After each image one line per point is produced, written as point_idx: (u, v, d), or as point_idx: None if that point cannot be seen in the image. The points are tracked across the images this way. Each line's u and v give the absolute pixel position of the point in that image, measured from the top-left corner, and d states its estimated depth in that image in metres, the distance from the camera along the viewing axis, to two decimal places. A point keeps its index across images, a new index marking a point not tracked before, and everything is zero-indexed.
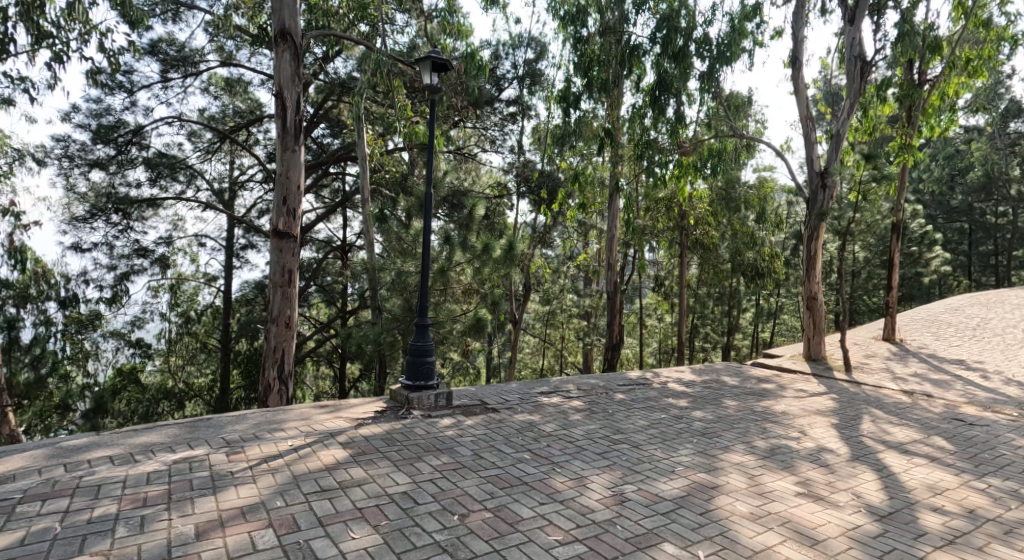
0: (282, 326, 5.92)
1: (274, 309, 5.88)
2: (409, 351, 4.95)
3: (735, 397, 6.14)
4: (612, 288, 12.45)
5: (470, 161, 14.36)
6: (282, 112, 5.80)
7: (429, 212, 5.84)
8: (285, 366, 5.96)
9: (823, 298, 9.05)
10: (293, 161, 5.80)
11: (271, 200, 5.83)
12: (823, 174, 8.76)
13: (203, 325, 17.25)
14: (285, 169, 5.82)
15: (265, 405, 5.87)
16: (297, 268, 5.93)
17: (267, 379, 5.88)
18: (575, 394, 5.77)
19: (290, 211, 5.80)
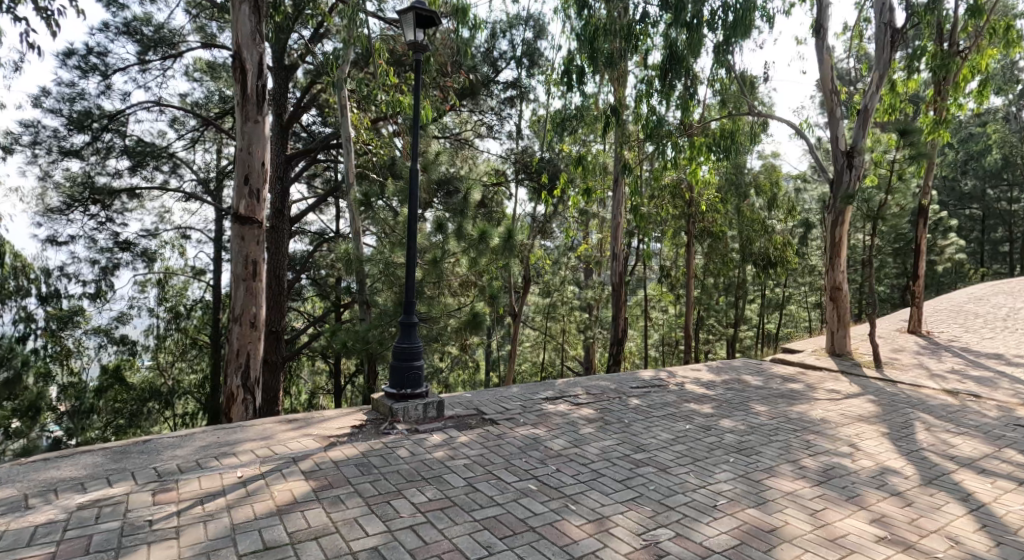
0: (247, 326, 5.25)
1: (236, 307, 5.22)
2: (393, 355, 4.26)
3: (763, 400, 5.48)
4: (617, 279, 11.72)
5: (466, 147, 13.63)
6: (241, 77, 5.11)
7: (415, 192, 5.15)
8: (251, 372, 5.29)
9: (847, 289, 8.38)
10: (256, 134, 5.13)
11: (232, 180, 5.16)
12: (849, 154, 8.10)
13: (194, 321, 16.56)
14: (247, 143, 5.15)
15: (227, 416, 5.21)
16: (262, 258, 5.28)
17: (230, 387, 5.21)
18: (584, 399, 5.10)
19: (253, 192, 5.14)
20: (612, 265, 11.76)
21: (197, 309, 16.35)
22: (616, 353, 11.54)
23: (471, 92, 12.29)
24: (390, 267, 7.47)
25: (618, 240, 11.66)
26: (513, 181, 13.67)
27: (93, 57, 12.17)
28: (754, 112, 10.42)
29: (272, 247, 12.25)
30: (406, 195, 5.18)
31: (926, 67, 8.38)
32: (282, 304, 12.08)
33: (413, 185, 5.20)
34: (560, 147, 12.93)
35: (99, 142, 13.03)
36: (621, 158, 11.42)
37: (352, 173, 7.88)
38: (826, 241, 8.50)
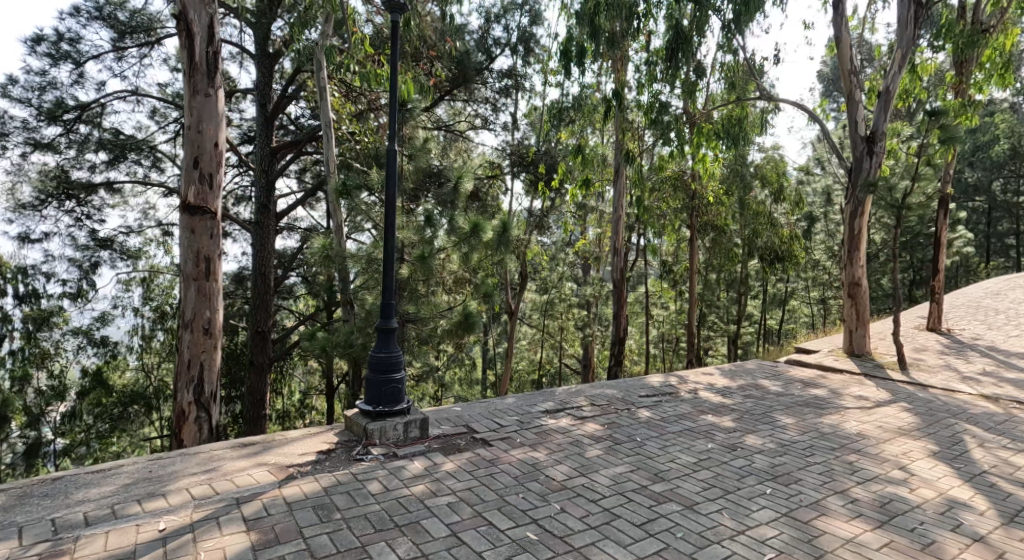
0: (200, 332, 4.74)
1: (187, 311, 4.70)
2: (369, 365, 3.66)
3: (788, 410, 4.93)
4: (619, 276, 11.15)
5: (460, 139, 13.04)
6: (187, 42, 4.59)
7: (394, 179, 4.57)
8: (206, 386, 4.78)
9: (866, 285, 7.85)
10: (205, 109, 4.63)
11: (180, 164, 4.66)
12: (870, 139, 7.53)
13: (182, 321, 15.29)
14: (197, 120, 4.65)
15: (177, 437, 4.70)
16: (216, 254, 4.78)
17: (181, 403, 4.72)
18: (589, 412, 4.53)
19: (204, 177, 4.65)
20: (613, 260, 11.17)
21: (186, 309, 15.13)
22: (618, 355, 10.96)
23: (465, 81, 11.64)
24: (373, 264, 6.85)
25: (620, 234, 11.08)
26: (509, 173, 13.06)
27: (64, 43, 11.49)
28: (763, 96, 9.81)
29: (258, 243, 11.62)
30: (384, 181, 4.58)
31: (954, 44, 7.79)
32: (269, 304, 11.47)
33: (392, 173, 4.61)
34: (559, 136, 12.30)
35: (73, 134, 12.37)
36: (622, 147, 10.86)
37: (332, 162, 7.26)
38: (844, 233, 7.95)
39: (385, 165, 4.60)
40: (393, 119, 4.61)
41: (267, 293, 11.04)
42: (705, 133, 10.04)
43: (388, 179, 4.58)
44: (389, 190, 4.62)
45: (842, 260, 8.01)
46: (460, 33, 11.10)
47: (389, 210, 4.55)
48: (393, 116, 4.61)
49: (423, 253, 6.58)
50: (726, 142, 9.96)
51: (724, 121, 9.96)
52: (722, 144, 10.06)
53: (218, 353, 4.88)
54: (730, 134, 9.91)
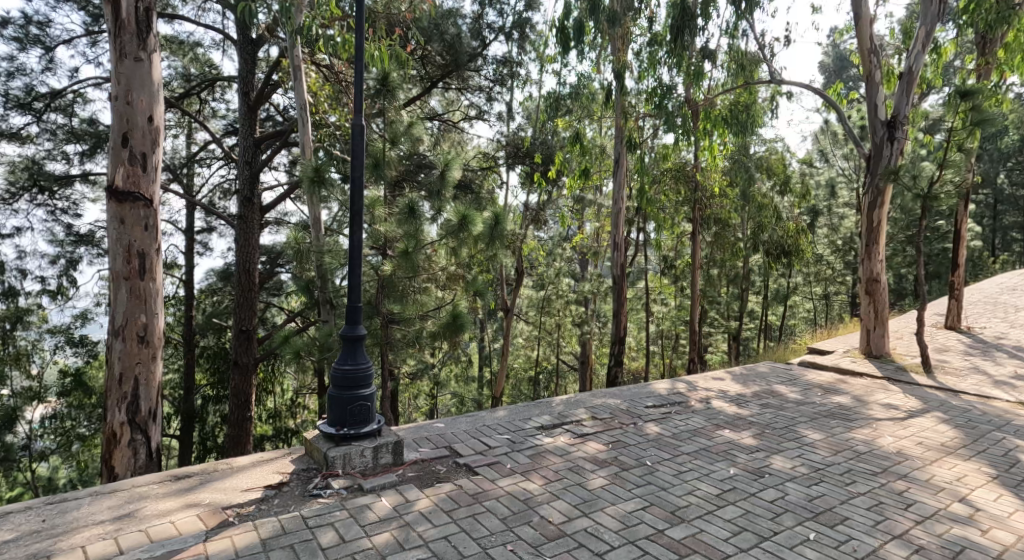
0: (134, 340, 4.24)
1: (118, 317, 4.21)
2: (333, 381, 3.10)
3: (813, 422, 4.42)
4: (619, 272, 10.57)
5: (454, 130, 12.44)
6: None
7: (361, 163, 4.01)
8: (143, 404, 4.29)
9: (885, 281, 7.34)
10: (135, 74, 4.15)
11: (107, 144, 4.21)
12: (890, 124, 6.99)
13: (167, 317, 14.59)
14: (126, 86, 4.17)
15: (107, 464, 4.21)
16: (150, 249, 4.28)
17: (112, 424, 4.24)
18: (590, 427, 3.99)
19: (133, 154, 4.18)
20: (612, 255, 10.58)
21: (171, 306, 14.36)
22: (618, 355, 10.40)
23: (458, 69, 11.02)
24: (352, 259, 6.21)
25: (620, 226, 10.48)
26: (505, 165, 12.40)
27: (31, 27, 10.82)
28: (772, 79, 9.21)
29: (241, 239, 10.89)
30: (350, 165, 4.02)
31: (983, 19, 7.21)
32: (253, 302, 10.83)
33: (358, 157, 4.04)
34: (555, 124, 11.69)
35: (45, 124, 11.73)
36: (623, 134, 10.27)
37: (309, 148, 6.64)
38: (862, 225, 7.43)
39: (351, 147, 4.02)
40: (358, 92, 4.00)
41: (250, 291, 10.34)
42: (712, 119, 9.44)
43: (355, 163, 4.03)
44: (357, 175, 4.07)
45: (859, 254, 7.50)
46: (452, 15, 10.44)
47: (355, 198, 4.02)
48: (359, 89, 4.01)
49: (406, 248, 6.03)
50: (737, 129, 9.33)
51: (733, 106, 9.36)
52: (730, 132, 9.46)
53: (157, 365, 4.38)
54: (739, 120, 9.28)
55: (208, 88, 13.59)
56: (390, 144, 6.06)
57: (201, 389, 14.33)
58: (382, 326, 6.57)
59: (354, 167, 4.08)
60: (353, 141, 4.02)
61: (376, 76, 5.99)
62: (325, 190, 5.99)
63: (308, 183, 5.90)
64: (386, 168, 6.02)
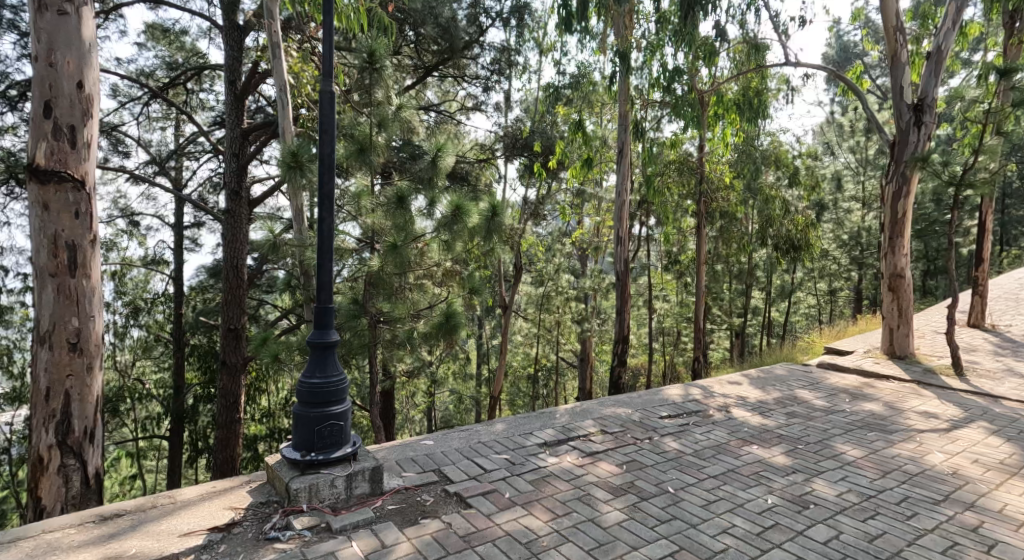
0: (66, 350, 3.84)
1: (45, 321, 3.80)
2: (301, 391, 2.64)
3: (848, 435, 3.96)
4: (622, 267, 10.09)
5: (451, 121, 11.93)
6: None
7: (333, 137, 3.42)
8: (78, 425, 3.88)
9: (910, 277, 6.89)
10: (60, 30, 3.72)
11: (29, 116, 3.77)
12: (917, 107, 6.53)
13: (159, 315, 14.05)
14: (50, 46, 3.73)
15: (34, 495, 3.80)
16: (82, 240, 3.87)
17: (39, 449, 3.82)
18: (599, 443, 3.52)
19: (57, 126, 3.75)
20: (616, 250, 10.12)
21: (163, 302, 13.83)
22: (621, 354, 9.93)
23: (454, 56, 10.47)
24: (336, 254, 5.68)
25: (623, 218, 9.98)
26: (503, 157, 11.86)
27: (6, 10, 10.26)
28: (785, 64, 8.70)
29: (228, 234, 10.10)
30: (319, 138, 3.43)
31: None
32: (242, 299, 10.19)
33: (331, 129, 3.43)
34: (556, 111, 11.14)
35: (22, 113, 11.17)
36: (626, 122, 9.78)
37: (290, 132, 6.10)
38: (884, 217, 6.98)
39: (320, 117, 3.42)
40: (327, 54, 3.40)
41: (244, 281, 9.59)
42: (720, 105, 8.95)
43: (325, 136, 3.43)
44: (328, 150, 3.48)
45: (881, 249, 7.06)
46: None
47: (326, 177, 3.43)
48: (328, 50, 3.41)
49: (395, 241, 5.54)
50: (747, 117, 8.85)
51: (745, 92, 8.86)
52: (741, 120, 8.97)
53: (95, 379, 3.98)
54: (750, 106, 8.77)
55: (195, 76, 13.03)
56: (377, 128, 5.54)
57: (191, 390, 13.84)
58: (369, 327, 6.01)
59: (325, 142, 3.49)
60: (323, 110, 3.42)
61: (362, 53, 5.50)
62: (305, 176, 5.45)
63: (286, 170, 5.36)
64: (373, 154, 5.52)
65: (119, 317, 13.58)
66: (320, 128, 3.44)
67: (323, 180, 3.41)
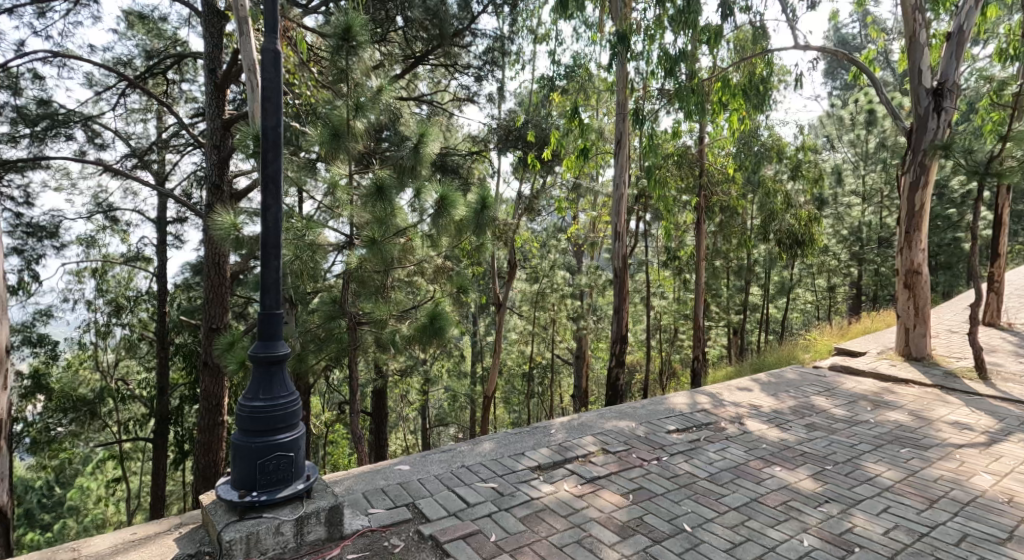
0: None
1: None
2: (243, 428, 2.50)
3: (879, 452, 3.52)
4: (621, 263, 9.63)
5: (442, 114, 11.43)
6: None
7: (278, 105, 2.87)
8: None
9: (926, 274, 6.50)
10: None
11: None
12: (937, 92, 6.10)
13: (144, 314, 13.31)
14: None
15: None
16: None
17: None
18: (601, 465, 3.11)
19: None
20: (614, 245, 9.68)
21: (147, 300, 13.16)
22: (620, 354, 9.47)
23: (444, 44, 9.96)
24: (317, 248, 5.19)
25: (622, 211, 9.51)
26: (496, 150, 11.36)
27: None
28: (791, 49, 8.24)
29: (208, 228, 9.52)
30: (261, 107, 2.88)
31: None
32: (225, 298, 9.43)
33: (274, 95, 2.89)
34: (551, 100, 10.63)
35: None
36: (625, 110, 9.41)
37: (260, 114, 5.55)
38: (900, 210, 6.56)
39: (262, 80, 2.86)
40: (270, 4, 2.84)
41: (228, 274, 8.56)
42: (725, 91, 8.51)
43: (268, 104, 2.89)
44: (273, 120, 2.94)
45: (895, 244, 6.66)
46: None
47: (271, 156, 2.91)
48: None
49: (374, 235, 5.09)
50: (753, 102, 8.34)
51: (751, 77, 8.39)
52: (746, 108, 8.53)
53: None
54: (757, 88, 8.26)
55: (173, 65, 12.42)
56: (355, 113, 5.07)
57: (174, 391, 13.32)
58: (348, 329, 5.57)
59: (269, 110, 2.94)
60: (267, 72, 2.87)
61: (337, 29, 5.02)
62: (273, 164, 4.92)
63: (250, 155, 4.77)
64: (350, 141, 5.05)
65: (102, 315, 12.89)
66: (261, 94, 2.90)
67: (267, 157, 2.87)
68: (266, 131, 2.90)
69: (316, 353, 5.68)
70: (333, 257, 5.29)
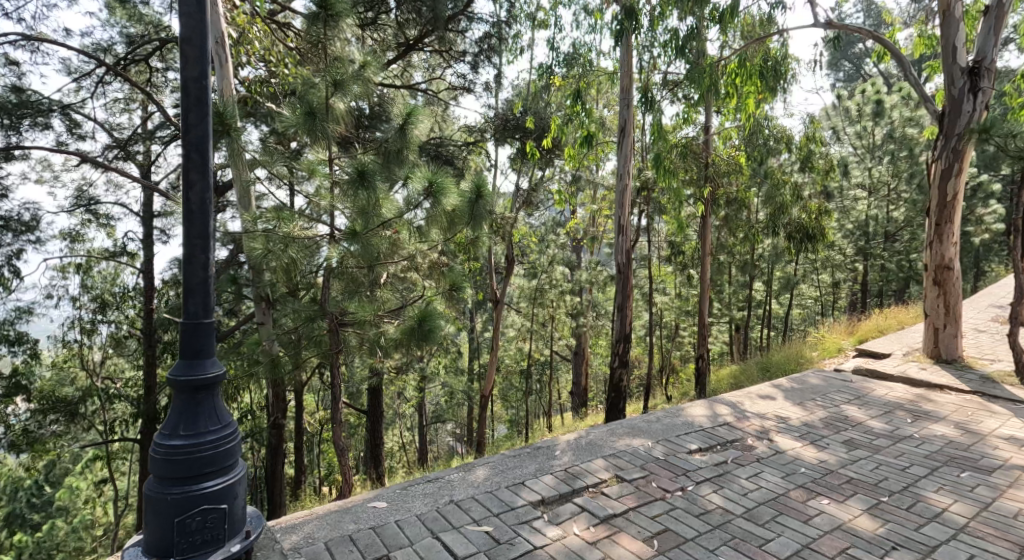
0: None
1: None
2: (166, 493, 2.59)
3: (938, 475, 3.09)
4: (624, 260, 9.10)
5: (436, 103, 10.84)
6: None
7: (202, 52, 2.72)
8: None
9: (958, 270, 6.02)
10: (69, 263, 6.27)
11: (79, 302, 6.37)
12: (972, 72, 5.62)
13: (131, 311, 12.46)
14: None
15: None
16: None
17: None
18: (617, 500, 2.80)
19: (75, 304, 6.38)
20: (618, 241, 9.16)
21: (134, 297, 12.29)
22: (624, 354, 8.94)
23: (437, 27, 9.35)
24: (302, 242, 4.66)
25: (627, 203, 8.95)
26: (494, 141, 10.81)
27: None
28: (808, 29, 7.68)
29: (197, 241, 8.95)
30: (183, 55, 2.69)
31: None
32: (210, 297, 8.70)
33: (197, 42, 2.71)
34: (551, 88, 10.06)
35: None
36: (630, 97, 8.91)
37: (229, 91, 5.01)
38: (930, 200, 6.08)
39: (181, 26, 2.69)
40: None
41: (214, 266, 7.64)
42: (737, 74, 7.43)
43: (190, 55, 2.70)
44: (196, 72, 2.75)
45: (924, 237, 6.19)
46: None
47: (195, 116, 2.74)
48: None
49: (355, 227, 4.62)
50: (770, 85, 7.25)
51: (764, 58, 7.38)
52: (761, 93, 7.50)
53: None
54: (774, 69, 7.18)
55: (155, 50, 11.72)
56: (333, 91, 4.54)
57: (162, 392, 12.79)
58: (331, 330, 5.09)
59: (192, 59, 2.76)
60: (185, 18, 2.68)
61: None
62: (236, 145, 4.35)
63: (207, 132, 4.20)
64: (328, 123, 4.53)
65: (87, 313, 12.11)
66: (183, 42, 2.70)
67: (191, 121, 2.72)
68: (189, 86, 2.72)
69: (296, 357, 5.17)
70: (324, 253, 4.72)
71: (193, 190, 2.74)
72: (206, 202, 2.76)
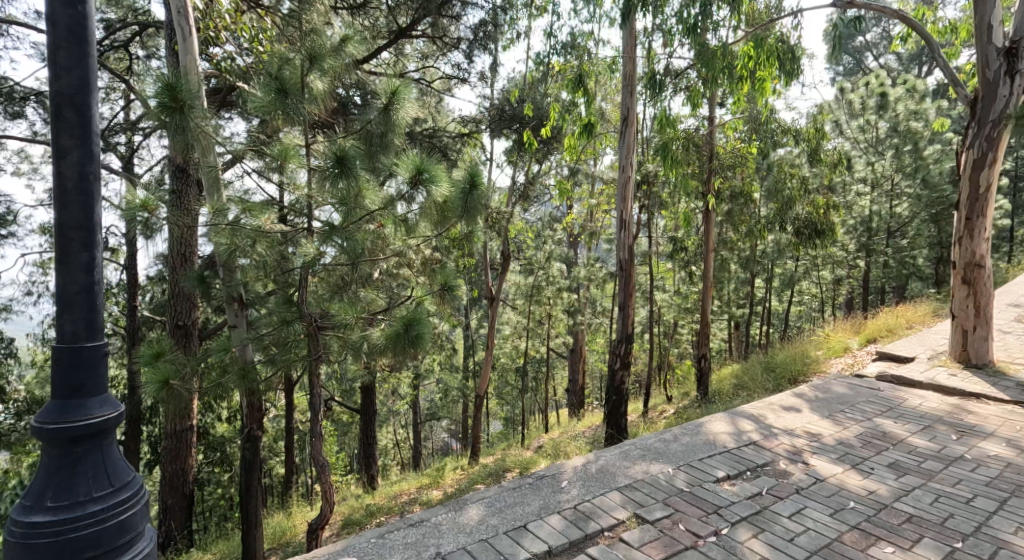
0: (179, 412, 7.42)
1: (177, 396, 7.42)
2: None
3: (1011, 513, 2.77)
4: (626, 256, 8.62)
5: (429, 93, 10.28)
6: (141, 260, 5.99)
7: None
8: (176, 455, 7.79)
9: (989, 268, 5.58)
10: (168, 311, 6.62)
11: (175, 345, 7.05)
12: (1010, 52, 5.17)
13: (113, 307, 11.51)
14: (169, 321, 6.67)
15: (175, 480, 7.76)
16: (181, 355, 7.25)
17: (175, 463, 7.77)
18: (639, 550, 2.58)
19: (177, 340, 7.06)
20: (619, 236, 8.65)
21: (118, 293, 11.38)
22: (624, 356, 8.46)
23: (428, 9, 8.75)
24: (278, 238, 4.14)
25: (630, 197, 8.47)
26: (489, 132, 10.27)
27: None
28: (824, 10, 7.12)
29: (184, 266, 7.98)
30: None
31: None
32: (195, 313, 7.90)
33: None
34: (549, 76, 9.47)
35: None
36: (632, 84, 8.43)
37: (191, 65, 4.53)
38: (960, 192, 5.64)
39: None
40: None
41: (192, 261, 7.04)
42: (751, 57, 6.84)
43: None
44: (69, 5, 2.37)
45: (952, 233, 5.74)
46: None
47: (66, 60, 2.36)
48: None
49: (336, 221, 4.11)
50: (787, 69, 6.68)
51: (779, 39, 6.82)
52: (776, 77, 6.92)
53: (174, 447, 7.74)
54: (791, 53, 6.63)
55: None
56: (308, 66, 4.05)
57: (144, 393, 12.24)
58: (308, 334, 4.62)
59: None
60: None
61: None
62: (193, 125, 3.93)
63: (161, 111, 3.78)
64: (303, 103, 4.05)
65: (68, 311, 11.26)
66: None
67: (61, 65, 2.36)
68: (58, 22, 2.34)
69: (271, 365, 4.71)
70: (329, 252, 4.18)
71: (68, 158, 2.39)
72: (86, 171, 2.41)
